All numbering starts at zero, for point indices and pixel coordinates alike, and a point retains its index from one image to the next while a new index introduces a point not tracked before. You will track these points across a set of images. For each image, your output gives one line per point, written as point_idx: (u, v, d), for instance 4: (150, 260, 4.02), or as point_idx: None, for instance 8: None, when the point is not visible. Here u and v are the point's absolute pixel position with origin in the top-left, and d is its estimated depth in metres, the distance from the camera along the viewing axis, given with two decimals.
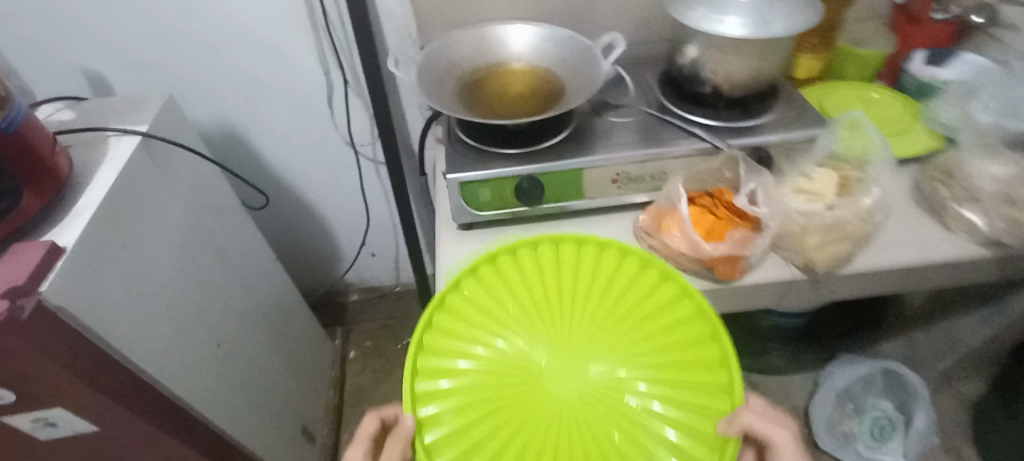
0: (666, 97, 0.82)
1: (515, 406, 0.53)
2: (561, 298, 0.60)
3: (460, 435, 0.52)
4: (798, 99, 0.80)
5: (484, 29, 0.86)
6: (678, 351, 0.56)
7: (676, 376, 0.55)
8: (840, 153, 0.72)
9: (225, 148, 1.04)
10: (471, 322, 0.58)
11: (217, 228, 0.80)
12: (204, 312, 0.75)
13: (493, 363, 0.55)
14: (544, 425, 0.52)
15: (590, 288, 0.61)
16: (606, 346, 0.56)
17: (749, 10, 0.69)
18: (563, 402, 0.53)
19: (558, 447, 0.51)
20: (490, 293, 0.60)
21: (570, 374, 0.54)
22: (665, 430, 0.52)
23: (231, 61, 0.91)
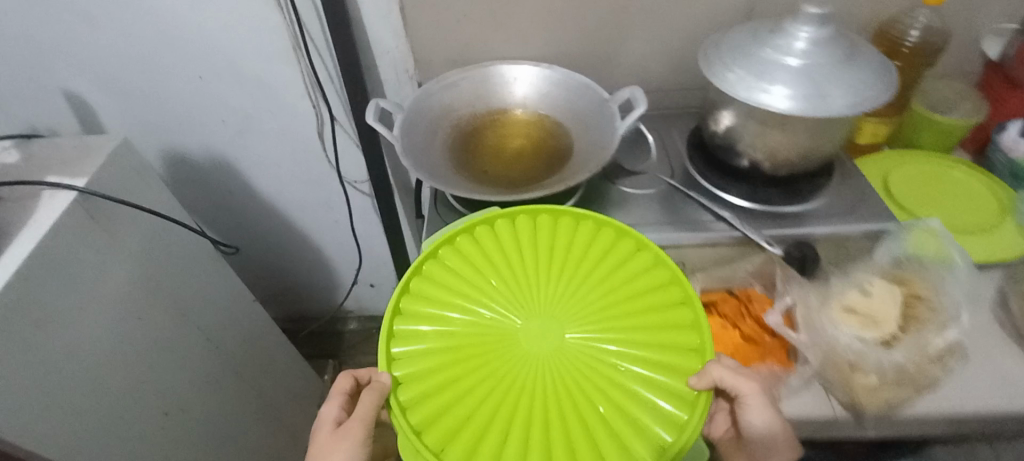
0: (695, 166, 0.69)
1: (486, 365, 0.48)
2: (536, 259, 0.55)
3: (429, 395, 0.47)
4: (856, 179, 0.67)
5: (487, 68, 0.74)
6: (654, 311, 0.51)
7: (654, 334, 0.50)
8: (906, 264, 0.58)
9: (214, 176, 0.97)
10: (447, 285, 0.53)
11: (178, 281, 0.73)
12: (150, 377, 0.67)
13: (462, 326, 0.50)
14: (513, 381, 0.47)
15: (567, 250, 0.56)
16: (583, 306, 0.51)
17: (801, 80, 0.55)
18: (533, 355, 0.48)
19: (528, 403, 0.47)
20: (467, 258, 0.55)
21: (545, 327, 0.50)
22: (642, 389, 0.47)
23: (213, 91, 0.81)
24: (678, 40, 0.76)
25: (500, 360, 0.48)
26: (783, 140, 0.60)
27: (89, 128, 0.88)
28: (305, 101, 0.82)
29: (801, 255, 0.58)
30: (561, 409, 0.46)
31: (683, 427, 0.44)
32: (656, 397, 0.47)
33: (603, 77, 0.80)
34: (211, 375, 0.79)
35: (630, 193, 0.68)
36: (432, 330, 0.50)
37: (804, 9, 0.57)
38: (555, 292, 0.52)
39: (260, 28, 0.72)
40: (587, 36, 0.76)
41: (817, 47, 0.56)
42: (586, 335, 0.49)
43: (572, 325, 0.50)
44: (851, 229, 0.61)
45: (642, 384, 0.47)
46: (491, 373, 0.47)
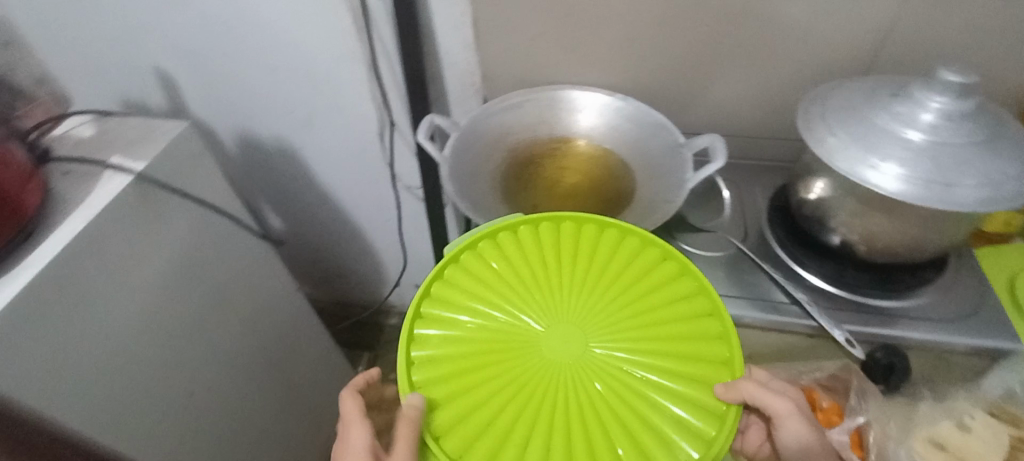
0: (774, 234, 0.61)
1: (501, 369, 0.40)
2: (554, 257, 0.46)
3: (449, 401, 0.40)
4: (970, 282, 0.56)
5: (557, 92, 0.69)
6: (680, 320, 0.43)
7: (687, 344, 0.42)
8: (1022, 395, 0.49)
9: (278, 161, 0.98)
10: (460, 282, 0.45)
11: (221, 268, 0.74)
12: (184, 358, 0.69)
13: (474, 327, 0.42)
14: (530, 387, 0.40)
15: (587, 247, 0.47)
16: (610, 309, 0.43)
17: (923, 160, 0.46)
18: (554, 361, 0.40)
19: (548, 412, 0.39)
20: (484, 250, 0.46)
21: (571, 332, 0.42)
22: (672, 406, 0.39)
23: (284, 83, 0.82)
24: (772, 85, 0.67)
25: (516, 363, 0.40)
26: (886, 226, 0.50)
27: (172, 103, 0.91)
28: (369, 102, 0.81)
29: (889, 363, 0.49)
30: (585, 421, 0.39)
31: (710, 446, 0.38)
32: (684, 411, 0.39)
33: (680, 115, 0.73)
34: (243, 361, 0.81)
35: (691, 254, 0.61)
36: (443, 330, 0.42)
37: (942, 74, 0.47)
38: (582, 290, 0.44)
39: (333, 26, 0.71)
40: (666, 68, 0.69)
41: (950, 122, 0.47)
42: (614, 343, 0.41)
43: (601, 332, 0.42)
44: (955, 342, 0.51)
45: (671, 398, 0.40)
46: (509, 381, 0.40)
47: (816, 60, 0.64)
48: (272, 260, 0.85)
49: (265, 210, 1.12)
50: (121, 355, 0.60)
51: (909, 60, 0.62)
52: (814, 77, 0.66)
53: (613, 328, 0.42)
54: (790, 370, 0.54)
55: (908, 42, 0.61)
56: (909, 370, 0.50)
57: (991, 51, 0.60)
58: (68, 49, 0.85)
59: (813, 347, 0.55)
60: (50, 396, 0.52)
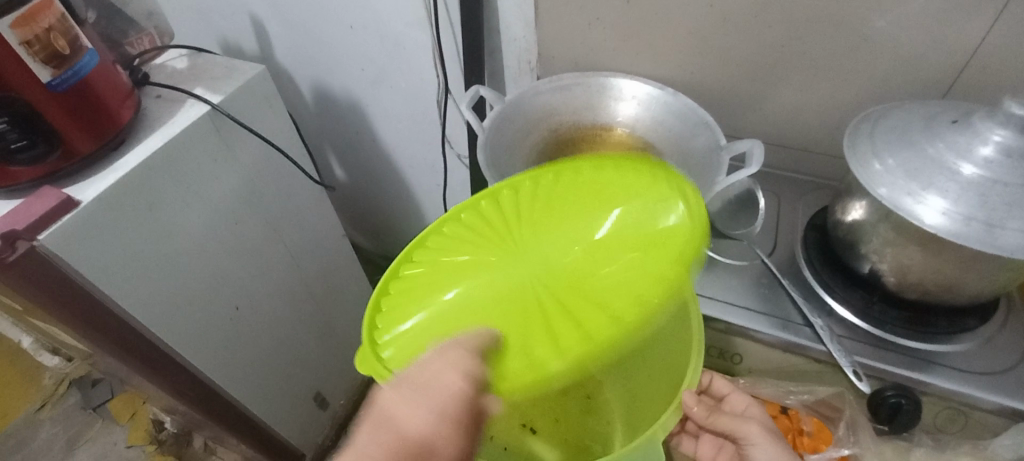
0: (806, 254, 0.58)
1: (470, 307, 0.47)
2: (529, 216, 0.53)
3: (405, 310, 0.49)
4: (1016, 337, 0.51)
5: (604, 78, 0.69)
6: (612, 274, 0.48)
7: (611, 286, 0.47)
8: None
9: (346, 115, 1.05)
10: (452, 231, 0.55)
11: (274, 202, 0.81)
12: (233, 277, 0.77)
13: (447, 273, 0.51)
14: (466, 302, 0.48)
15: (561, 209, 0.52)
16: (556, 257, 0.50)
17: (970, 197, 0.42)
18: (488, 285, 0.49)
19: (471, 319, 0.47)
20: (482, 211, 0.55)
21: (512, 270, 0.49)
22: (574, 340, 0.46)
23: (356, 40, 0.87)
24: (837, 99, 0.63)
25: (464, 286, 0.49)
26: (920, 260, 0.46)
27: (262, 49, 1.00)
28: (430, 68, 0.84)
29: (896, 403, 0.48)
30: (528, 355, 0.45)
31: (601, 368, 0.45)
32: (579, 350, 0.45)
33: (734, 118, 0.70)
34: (287, 289, 0.89)
35: (711, 260, 0.59)
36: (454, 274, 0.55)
37: (1007, 106, 0.43)
38: (535, 241, 0.51)
39: None
40: (728, 72, 0.66)
41: (1011, 159, 0.42)
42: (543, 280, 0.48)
43: (538, 271, 0.49)
44: (979, 397, 0.47)
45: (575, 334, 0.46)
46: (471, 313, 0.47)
47: (889, 77, 0.60)
48: (324, 204, 0.92)
49: (331, 159, 1.20)
50: (178, 259, 0.68)
51: (998, 89, 0.57)
52: (885, 95, 0.61)
53: (545, 272, 0.49)
54: (780, 387, 0.56)
55: (998, 67, 0.55)
56: (918, 416, 0.48)
57: None
58: None
59: (820, 372, 0.53)
60: (117, 284, 0.61)
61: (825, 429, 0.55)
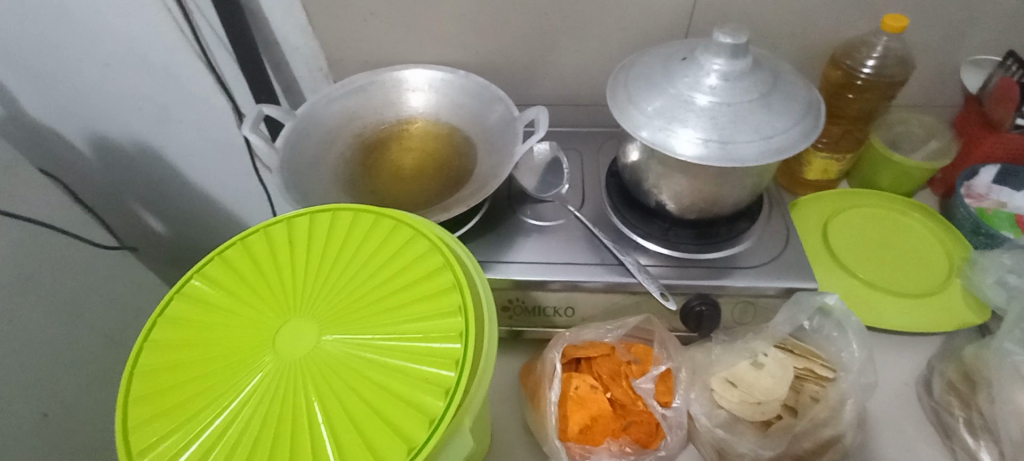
0: (610, 201, 0.63)
1: (206, 358, 0.40)
2: (314, 264, 0.45)
3: (230, 420, 0.38)
4: (782, 227, 0.60)
5: (394, 73, 0.68)
6: (387, 271, 0.44)
7: (297, 263, 0.45)
8: (828, 309, 0.53)
9: (131, 163, 0.91)
10: (291, 299, 0.43)
11: (50, 281, 0.71)
12: (39, 378, 0.68)
13: (396, 313, 0.42)
14: (222, 345, 0.41)
15: (354, 251, 0.45)
16: (370, 276, 0.44)
17: (707, 123, 0.48)
18: (282, 342, 0.40)
19: (233, 381, 0.39)
20: (318, 273, 0.44)
21: (305, 321, 0.41)
22: (216, 290, 0.44)
23: (123, 79, 0.77)
24: (608, 55, 0.68)
25: (271, 332, 0.41)
26: (686, 185, 0.52)
27: (6, 108, 0.84)
28: (215, 94, 0.77)
29: (701, 310, 0.53)
30: (231, 363, 0.40)
31: None
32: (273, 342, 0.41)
33: (528, 88, 0.73)
34: (102, 373, 0.79)
35: (534, 227, 0.62)
36: (469, 289, 0.43)
37: (716, 36, 0.49)
38: (394, 276, 0.44)
39: (152, 16, 0.67)
40: (507, 45, 0.68)
41: (729, 83, 0.49)
42: (356, 333, 0.40)
43: (335, 323, 0.41)
44: (763, 286, 0.54)
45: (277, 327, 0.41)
46: (216, 366, 0.40)
47: (640, 26, 0.65)
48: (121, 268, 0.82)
49: (143, 214, 1.03)
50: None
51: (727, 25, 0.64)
52: (642, 42, 0.66)
53: (348, 336, 0.40)
54: (601, 327, 0.54)
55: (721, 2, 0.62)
56: (719, 315, 0.54)
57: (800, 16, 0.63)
58: None
59: (638, 303, 0.55)
60: None
61: (649, 350, 0.54)
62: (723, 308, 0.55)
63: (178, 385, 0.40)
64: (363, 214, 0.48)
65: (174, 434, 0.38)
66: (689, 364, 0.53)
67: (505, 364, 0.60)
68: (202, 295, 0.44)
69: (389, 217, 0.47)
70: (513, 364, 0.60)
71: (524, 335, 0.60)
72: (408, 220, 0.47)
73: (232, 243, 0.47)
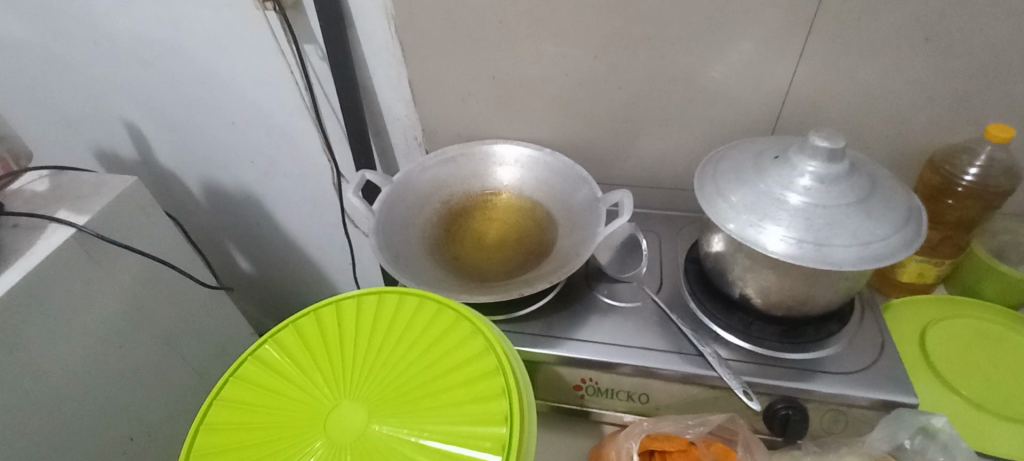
0: (689, 288, 0.62)
1: (262, 438, 0.42)
2: (364, 345, 0.47)
3: None
4: (874, 333, 0.57)
5: (485, 147, 0.73)
6: (432, 354, 0.46)
7: (348, 343, 0.47)
8: (933, 429, 0.49)
9: (234, 208, 1.01)
10: (343, 378, 0.45)
11: (155, 312, 0.78)
12: (130, 400, 0.75)
13: (441, 397, 0.43)
14: (277, 424, 0.43)
15: (402, 334, 0.47)
16: (417, 359, 0.46)
17: (799, 224, 0.47)
18: (333, 422, 0.42)
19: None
20: (369, 353, 0.46)
21: (356, 402, 0.43)
22: (274, 366, 0.47)
23: (242, 136, 0.86)
24: (693, 142, 0.70)
25: (323, 411, 0.43)
26: (774, 281, 0.51)
27: (141, 152, 0.96)
28: (319, 154, 0.84)
29: (786, 415, 0.51)
30: (286, 442, 0.42)
31: None
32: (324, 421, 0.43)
33: (609, 168, 0.75)
34: (182, 403, 0.84)
35: (610, 306, 0.62)
36: (512, 372, 0.44)
37: (812, 139, 0.49)
38: (440, 360, 0.45)
39: (278, 85, 0.76)
40: (593, 128, 0.72)
41: (824, 185, 0.49)
42: (403, 418, 0.42)
43: (385, 406, 0.43)
44: (854, 395, 0.51)
45: (329, 407, 0.43)
46: (271, 448, 0.42)
47: (727, 118, 0.67)
48: (212, 305, 0.89)
49: (234, 254, 1.12)
50: (49, 387, 0.64)
51: (815, 123, 0.65)
52: (729, 132, 0.68)
53: (396, 421, 0.41)
54: (680, 421, 0.53)
55: (812, 100, 0.63)
56: (806, 422, 0.51)
57: (894, 118, 0.62)
58: (54, 102, 0.93)
59: (717, 398, 0.54)
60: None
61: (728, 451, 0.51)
62: (810, 414, 0.52)
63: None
64: (411, 296, 0.50)
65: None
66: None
67: (571, 445, 0.59)
68: (259, 373, 0.47)
69: (436, 300, 0.49)
70: (579, 446, 0.59)
71: (593, 416, 0.59)
72: (452, 304, 0.49)
73: (288, 322, 0.50)
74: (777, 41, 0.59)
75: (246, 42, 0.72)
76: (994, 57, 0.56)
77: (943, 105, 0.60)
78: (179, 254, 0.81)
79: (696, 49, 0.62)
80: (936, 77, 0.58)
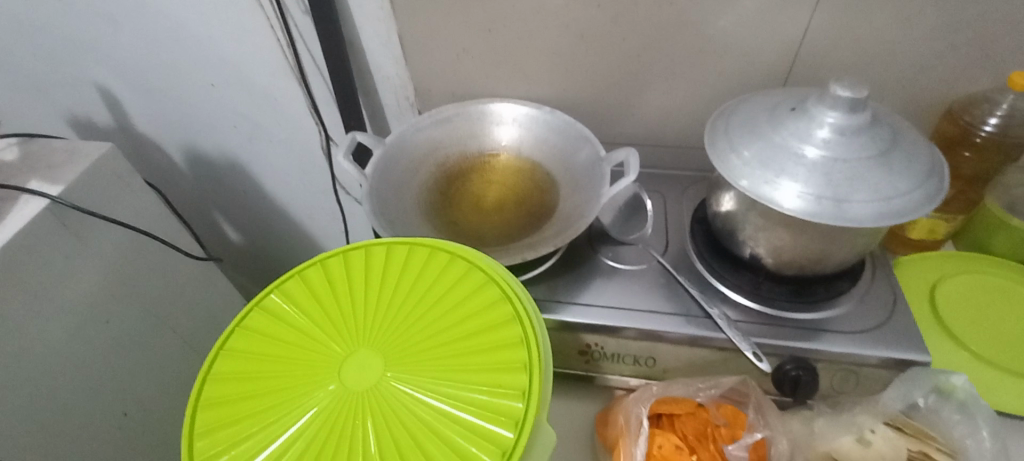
0: (696, 249, 0.60)
1: (270, 395, 0.40)
2: (372, 298, 0.44)
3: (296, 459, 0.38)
4: (886, 291, 0.56)
5: (482, 105, 0.69)
6: (445, 305, 0.43)
7: (356, 295, 0.45)
8: (943, 386, 0.49)
9: (219, 176, 0.97)
10: (351, 331, 0.42)
11: (142, 286, 0.75)
12: (121, 375, 0.73)
13: (457, 349, 0.41)
14: (285, 380, 0.41)
15: (412, 285, 0.45)
16: (429, 311, 0.43)
17: (816, 178, 0.45)
18: (344, 377, 0.40)
19: (297, 418, 0.39)
20: (379, 305, 0.44)
21: (368, 357, 0.41)
22: (277, 320, 0.44)
23: (225, 100, 0.81)
24: (698, 96, 0.67)
25: (333, 365, 0.41)
26: (787, 240, 0.50)
27: (117, 119, 0.92)
28: (306, 117, 0.80)
29: (796, 375, 0.50)
30: (295, 398, 0.40)
31: None
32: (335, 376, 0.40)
33: (612, 126, 0.72)
34: (175, 376, 0.83)
35: (614, 269, 0.60)
36: (536, 346, 0.41)
37: (833, 89, 0.46)
38: (453, 310, 0.43)
39: (258, 42, 0.71)
40: (596, 83, 0.68)
41: (844, 138, 0.46)
42: (418, 372, 0.40)
43: (398, 359, 0.40)
44: (866, 354, 0.50)
45: (339, 362, 0.41)
46: (281, 395, 0.40)
47: (737, 70, 0.63)
48: (200, 277, 0.86)
49: (222, 223, 1.09)
50: (35, 366, 0.62)
51: (826, 74, 0.62)
52: (735, 85, 0.65)
53: (412, 375, 0.39)
54: (690, 385, 0.52)
55: (825, 50, 0.60)
56: (816, 382, 0.50)
57: (912, 67, 0.59)
58: (20, 65, 0.87)
59: (726, 359, 0.53)
60: None
61: (740, 413, 0.51)
62: (821, 374, 0.52)
63: (243, 422, 0.40)
64: (419, 245, 0.47)
65: (236, 447, 0.39)
66: (787, 434, 0.51)
67: (576, 410, 0.58)
68: (262, 327, 0.44)
69: (447, 249, 0.46)
70: (583, 410, 0.58)
71: (599, 380, 0.58)
72: (464, 252, 0.46)
73: (291, 275, 0.47)
74: None
75: None
76: None
77: (964, 53, 0.57)
78: (162, 226, 0.77)
79: None
80: (961, 21, 0.55)
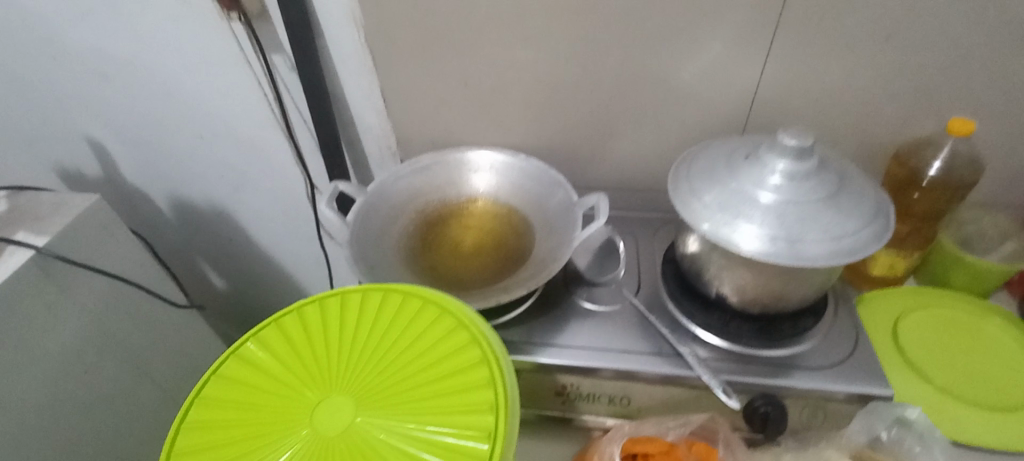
0: (667, 289, 0.62)
1: (243, 443, 0.41)
2: (346, 344, 0.45)
3: None
4: (849, 327, 0.58)
5: (460, 154, 0.72)
6: (416, 349, 0.45)
7: (330, 341, 0.46)
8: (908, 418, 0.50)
9: (205, 224, 0.98)
10: (325, 377, 0.43)
11: (123, 335, 0.75)
12: (99, 426, 0.72)
13: (427, 392, 0.42)
14: (257, 427, 0.41)
15: (385, 330, 0.46)
16: (401, 356, 0.44)
17: (771, 221, 0.48)
18: (315, 422, 0.41)
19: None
20: (352, 351, 0.45)
21: (339, 402, 0.42)
22: (253, 367, 0.45)
23: (213, 150, 0.84)
24: (665, 144, 0.71)
25: (305, 411, 0.41)
26: (749, 279, 0.52)
27: (107, 170, 0.94)
28: (292, 166, 0.82)
29: (766, 411, 0.51)
30: (268, 445, 0.40)
31: None
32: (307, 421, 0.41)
33: (586, 172, 0.75)
34: (152, 426, 0.81)
35: (589, 310, 0.62)
36: (504, 387, 0.42)
37: (783, 138, 0.50)
38: (425, 354, 0.44)
39: (247, 97, 0.75)
40: (568, 132, 0.72)
41: (795, 182, 0.49)
42: (389, 415, 0.40)
43: (370, 404, 0.41)
44: (830, 388, 0.52)
45: (312, 408, 0.41)
46: (254, 443, 0.40)
47: (699, 119, 0.67)
48: (182, 324, 0.86)
49: (207, 271, 1.09)
50: (10, 419, 0.62)
51: (781, 123, 0.66)
52: (698, 133, 0.69)
53: (382, 419, 0.40)
54: (662, 423, 0.53)
55: (778, 101, 0.64)
56: (785, 418, 0.51)
57: (860, 115, 0.64)
58: (13, 120, 0.90)
59: (697, 397, 0.54)
60: None
61: (712, 450, 0.51)
62: (789, 410, 0.53)
63: None
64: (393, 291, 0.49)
65: None
66: None
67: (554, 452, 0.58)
68: (237, 375, 0.45)
69: (419, 294, 0.48)
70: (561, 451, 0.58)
71: (576, 421, 0.59)
72: (436, 296, 0.48)
73: (268, 323, 0.48)
74: (744, 43, 0.60)
75: (212, 54, 0.71)
76: (952, 54, 0.58)
77: (905, 102, 0.62)
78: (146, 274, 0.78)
79: (666, 52, 0.63)
80: (900, 74, 0.60)
